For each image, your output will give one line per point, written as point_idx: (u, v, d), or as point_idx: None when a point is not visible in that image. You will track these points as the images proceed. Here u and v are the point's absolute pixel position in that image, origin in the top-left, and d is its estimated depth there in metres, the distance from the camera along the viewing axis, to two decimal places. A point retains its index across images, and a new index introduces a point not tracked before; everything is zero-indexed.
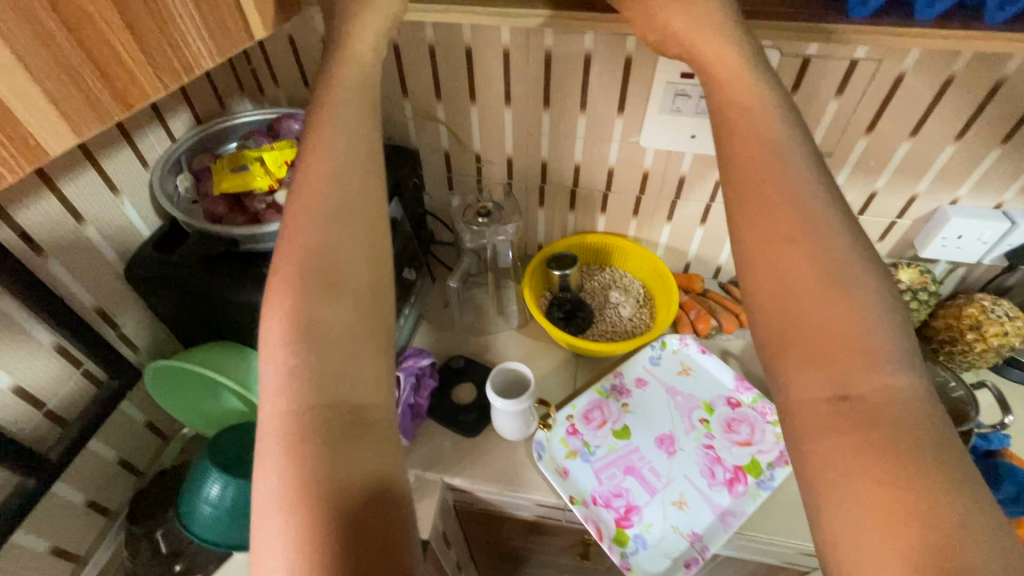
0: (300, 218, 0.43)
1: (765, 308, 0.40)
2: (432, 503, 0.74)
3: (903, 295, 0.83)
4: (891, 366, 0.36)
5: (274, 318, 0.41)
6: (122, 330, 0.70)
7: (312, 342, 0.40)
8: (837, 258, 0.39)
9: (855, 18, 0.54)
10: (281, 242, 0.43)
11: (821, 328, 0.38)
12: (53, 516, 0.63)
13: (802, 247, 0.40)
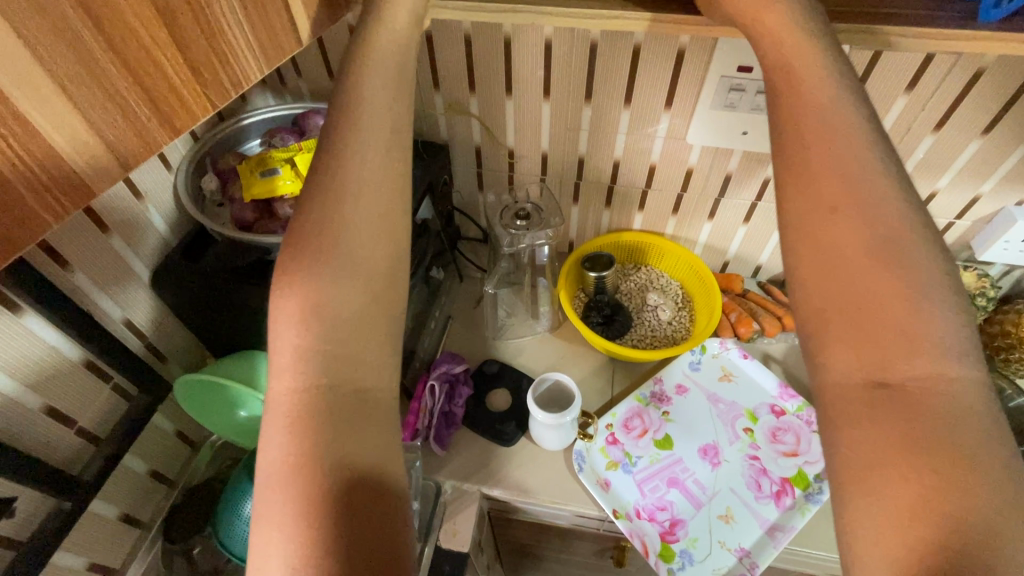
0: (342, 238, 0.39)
1: None
2: (470, 516, 0.72)
3: None
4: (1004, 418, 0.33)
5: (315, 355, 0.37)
6: (150, 342, 0.67)
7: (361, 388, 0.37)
8: (951, 290, 0.36)
9: (978, 24, 0.48)
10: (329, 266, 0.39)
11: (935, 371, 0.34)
12: (87, 533, 0.62)
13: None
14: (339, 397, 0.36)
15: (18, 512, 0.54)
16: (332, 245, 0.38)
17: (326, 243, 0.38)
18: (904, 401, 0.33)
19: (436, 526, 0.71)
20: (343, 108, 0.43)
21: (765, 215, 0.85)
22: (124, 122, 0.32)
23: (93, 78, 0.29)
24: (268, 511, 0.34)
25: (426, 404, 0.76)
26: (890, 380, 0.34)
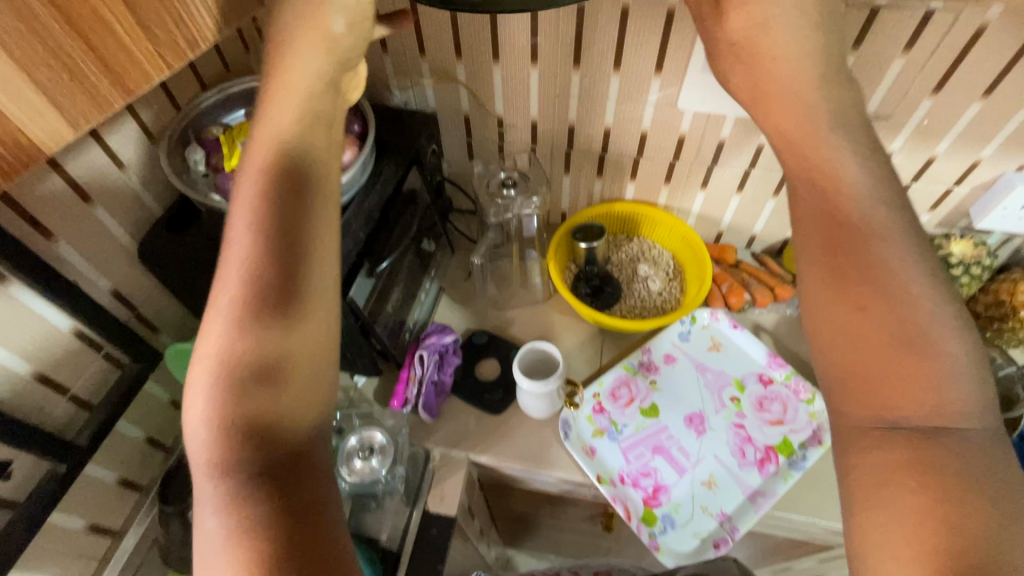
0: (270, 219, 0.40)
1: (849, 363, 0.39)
2: (459, 481, 0.73)
3: (954, 269, 0.78)
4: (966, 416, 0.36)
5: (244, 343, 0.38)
6: (139, 312, 0.68)
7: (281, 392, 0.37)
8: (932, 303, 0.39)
9: None
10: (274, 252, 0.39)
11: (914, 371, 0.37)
12: (85, 496, 0.63)
13: (884, 284, 0.39)
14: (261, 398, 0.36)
15: (15, 475, 0.56)
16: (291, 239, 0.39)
17: None
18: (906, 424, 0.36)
19: (425, 490, 0.73)
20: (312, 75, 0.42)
21: (759, 183, 0.83)
22: (68, 77, 0.32)
23: (9, 3, 0.28)
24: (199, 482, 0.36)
25: (416, 373, 0.77)
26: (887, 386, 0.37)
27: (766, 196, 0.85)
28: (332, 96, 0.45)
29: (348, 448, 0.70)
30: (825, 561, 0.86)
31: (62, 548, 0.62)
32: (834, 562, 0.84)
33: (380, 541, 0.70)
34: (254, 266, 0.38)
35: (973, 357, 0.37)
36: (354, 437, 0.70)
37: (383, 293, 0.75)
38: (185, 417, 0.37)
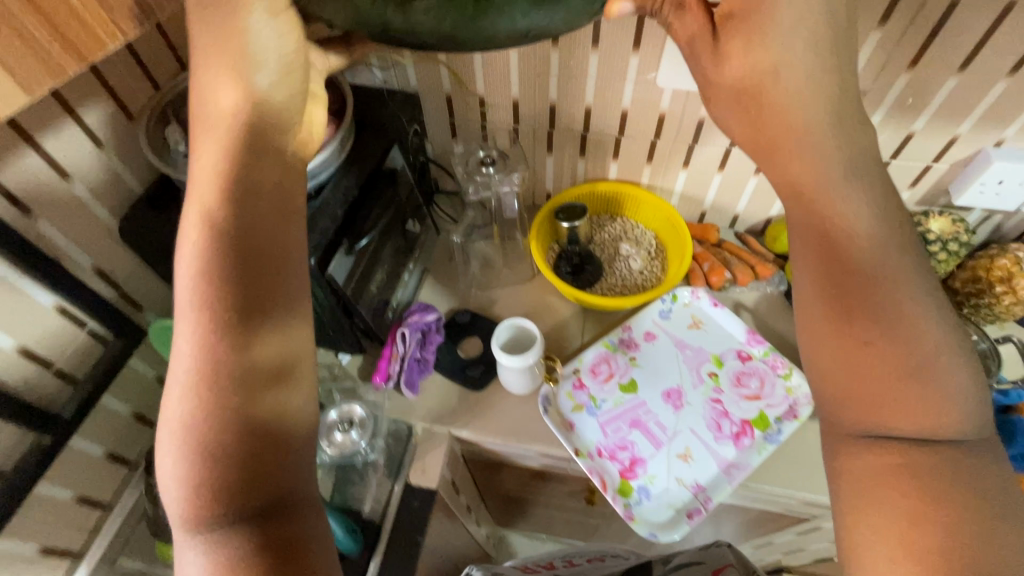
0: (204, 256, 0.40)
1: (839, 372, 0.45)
2: (440, 455, 0.75)
3: (932, 245, 0.78)
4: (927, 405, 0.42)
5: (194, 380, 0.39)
6: (122, 289, 0.69)
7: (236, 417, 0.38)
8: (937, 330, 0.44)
9: None
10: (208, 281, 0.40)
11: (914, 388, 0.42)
12: (72, 469, 0.65)
13: (879, 303, 0.44)
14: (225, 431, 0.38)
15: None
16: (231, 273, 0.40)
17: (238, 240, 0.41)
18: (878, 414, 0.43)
19: (406, 463, 0.75)
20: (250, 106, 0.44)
21: (739, 162, 0.83)
22: (18, 39, 0.33)
23: None
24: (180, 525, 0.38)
25: (399, 350, 0.78)
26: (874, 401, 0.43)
27: (747, 175, 0.85)
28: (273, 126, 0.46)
29: (329, 420, 0.72)
30: (804, 534, 0.88)
31: (52, 518, 0.63)
32: (812, 534, 0.86)
33: (362, 512, 0.72)
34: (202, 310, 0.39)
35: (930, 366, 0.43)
36: (334, 411, 0.72)
37: (366, 272, 0.75)
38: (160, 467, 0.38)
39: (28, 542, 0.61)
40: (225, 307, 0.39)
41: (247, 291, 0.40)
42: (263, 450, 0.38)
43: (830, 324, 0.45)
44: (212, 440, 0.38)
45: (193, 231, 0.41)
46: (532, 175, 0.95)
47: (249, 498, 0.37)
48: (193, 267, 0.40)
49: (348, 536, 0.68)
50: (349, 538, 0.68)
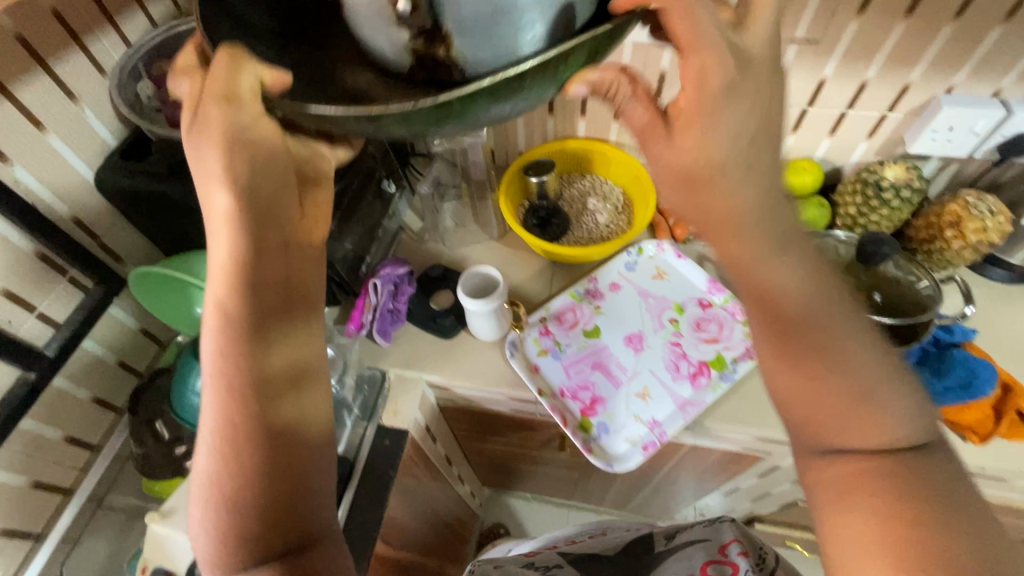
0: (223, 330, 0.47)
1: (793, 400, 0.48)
2: (411, 398, 0.79)
3: (886, 192, 0.80)
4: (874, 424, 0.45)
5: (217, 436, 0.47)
6: (101, 241, 0.72)
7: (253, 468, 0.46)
8: (880, 366, 0.46)
9: None
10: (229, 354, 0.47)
11: (853, 414, 0.45)
12: (57, 408, 0.68)
13: (820, 337, 0.46)
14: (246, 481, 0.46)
15: None
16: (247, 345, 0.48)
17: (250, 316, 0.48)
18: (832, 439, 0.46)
19: (380, 406, 0.79)
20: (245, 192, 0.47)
21: None
22: None
23: None
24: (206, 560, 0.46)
25: (371, 300, 0.80)
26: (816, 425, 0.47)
27: None
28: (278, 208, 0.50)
29: None
30: (766, 475, 0.93)
31: (41, 454, 0.67)
32: (772, 474, 0.90)
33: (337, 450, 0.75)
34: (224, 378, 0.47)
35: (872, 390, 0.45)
36: None
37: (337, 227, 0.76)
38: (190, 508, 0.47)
39: (20, 474, 0.65)
40: (245, 372, 0.47)
41: (263, 351, 0.48)
42: (284, 502, 0.47)
43: (781, 357, 0.48)
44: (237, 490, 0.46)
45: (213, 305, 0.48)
46: (504, 135, 0.97)
47: (270, 538, 0.46)
48: (213, 348, 0.47)
49: None
50: None
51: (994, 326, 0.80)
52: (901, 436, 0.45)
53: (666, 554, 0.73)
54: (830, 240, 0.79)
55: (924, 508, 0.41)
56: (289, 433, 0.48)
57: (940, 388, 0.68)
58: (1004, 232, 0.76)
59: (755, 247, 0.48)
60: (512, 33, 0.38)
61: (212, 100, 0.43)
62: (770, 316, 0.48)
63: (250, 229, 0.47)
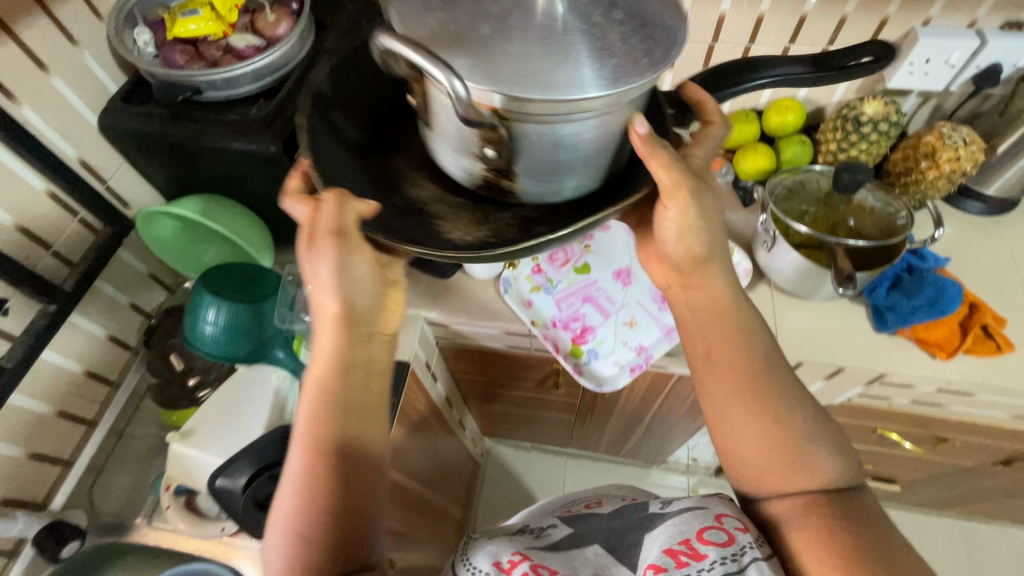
0: (314, 382, 0.50)
1: (734, 428, 0.53)
2: (410, 333, 0.83)
3: (864, 127, 0.83)
4: (809, 452, 0.51)
5: (291, 479, 0.49)
6: (108, 185, 0.75)
7: (321, 514, 0.47)
8: (806, 409, 0.52)
9: None
10: (313, 405, 0.49)
11: (791, 461, 0.51)
12: (75, 344, 0.72)
13: (751, 378, 0.53)
14: (314, 523, 0.47)
15: (11, 312, 0.64)
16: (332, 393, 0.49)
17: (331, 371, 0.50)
18: (772, 466, 0.51)
19: None
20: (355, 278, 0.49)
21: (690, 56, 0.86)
22: None
23: None
24: None
25: None
26: (756, 459, 0.52)
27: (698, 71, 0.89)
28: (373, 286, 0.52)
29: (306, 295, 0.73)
30: None
31: (63, 385, 0.71)
32: None
33: None
34: (310, 426, 0.49)
35: (799, 425, 0.51)
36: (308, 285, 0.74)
37: None
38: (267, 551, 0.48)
39: (46, 404, 0.69)
40: (326, 423, 0.49)
41: (343, 401, 0.50)
42: (342, 562, 0.47)
43: (730, 394, 0.53)
44: (307, 534, 0.47)
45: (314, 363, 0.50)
46: None
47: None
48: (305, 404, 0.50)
49: None
50: None
51: (967, 253, 0.83)
52: (830, 477, 0.51)
53: (655, 523, 0.58)
54: (812, 174, 0.82)
55: (854, 537, 0.47)
56: (352, 498, 0.49)
57: (911, 308, 0.72)
58: (976, 161, 0.79)
59: (725, 308, 0.55)
60: (567, 186, 0.45)
61: (325, 237, 0.46)
62: (717, 375, 0.54)
63: (346, 317, 0.50)
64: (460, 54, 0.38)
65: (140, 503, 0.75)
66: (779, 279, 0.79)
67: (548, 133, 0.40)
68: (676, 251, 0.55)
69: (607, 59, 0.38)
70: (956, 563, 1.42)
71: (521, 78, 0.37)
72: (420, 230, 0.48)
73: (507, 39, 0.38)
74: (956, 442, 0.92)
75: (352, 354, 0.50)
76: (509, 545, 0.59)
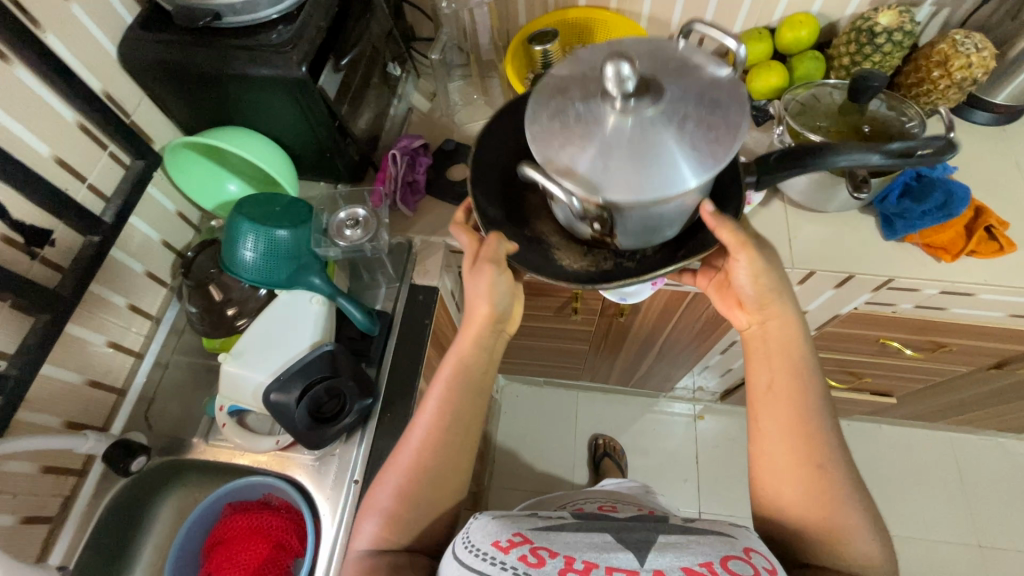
0: (452, 362, 0.66)
1: (780, 458, 0.63)
2: (437, 260, 0.85)
3: (878, 37, 0.83)
4: (836, 496, 0.60)
5: (414, 430, 0.65)
6: (134, 119, 0.75)
7: (426, 459, 0.63)
8: (840, 456, 0.62)
9: None
10: (446, 380, 0.65)
11: (823, 503, 0.60)
12: (118, 277, 0.75)
13: (798, 418, 0.63)
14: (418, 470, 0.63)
15: (58, 243, 0.67)
16: (462, 371, 0.66)
17: (464, 353, 0.66)
18: (805, 502, 0.61)
19: (410, 268, 0.84)
20: (495, 298, 0.64)
21: None
22: None
23: None
24: (366, 514, 0.63)
25: (391, 172, 0.86)
26: (793, 488, 0.62)
27: None
28: (507, 311, 0.67)
29: (338, 220, 0.77)
30: None
31: (110, 316, 0.74)
32: None
33: (375, 307, 0.82)
34: (444, 390, 0.65)
35: (835, 470, 0.61)
36: (341, 212, 0.77)
37: (353, 102, 0.82)
38: (379, 478, 0.64)
39: (97, 334, 0.73)
40: (457, 395, 0.65)
41: (472, 385, 0.66)
42: (425, 503, 0.62)
43: (784, 428, 0.64)
44: (411, 474, 0.62)
45: (459, 348, 0.66)
46: (503, 6, 0.98)
47: (415, 510, 0.62)
48: (444, 378, 0.66)
49: (366, 317, 0.76)
50: (367, 319, 0.77)
51: (974, 164, 0.86)
52: (850, 522, 0.60)
53: (671, 532, 0.57)
54: (825, 88, 0.83)
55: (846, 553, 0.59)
56: (442, 480, 0.63)
57: (920, 213, 0.75)
58: (987, 68, 0.79)
59: (782, 346, 0.66)
60: (657, 233, 0.56)
61: (485, 262, 0.60)
62: (773, 405, 0.65)
63: (490, 325, 0.66)
64: (574, 173, 0.47)
65: (192, 426, 0.79)
66: (792, 191, 0.81)
67: (641, 213, 0.49)
68: (752, 302, 0.67)
69: (685, 167, 0.45)
70: (943, 471, 1.53)
71: (617, 190, 0.45)
72: (544, 260, 0.60)
73: (608, 162, 0.46)
74: (953, 347, 0.97)
75: (484, 352, 0.67)
76: (514, 524, 0.57)
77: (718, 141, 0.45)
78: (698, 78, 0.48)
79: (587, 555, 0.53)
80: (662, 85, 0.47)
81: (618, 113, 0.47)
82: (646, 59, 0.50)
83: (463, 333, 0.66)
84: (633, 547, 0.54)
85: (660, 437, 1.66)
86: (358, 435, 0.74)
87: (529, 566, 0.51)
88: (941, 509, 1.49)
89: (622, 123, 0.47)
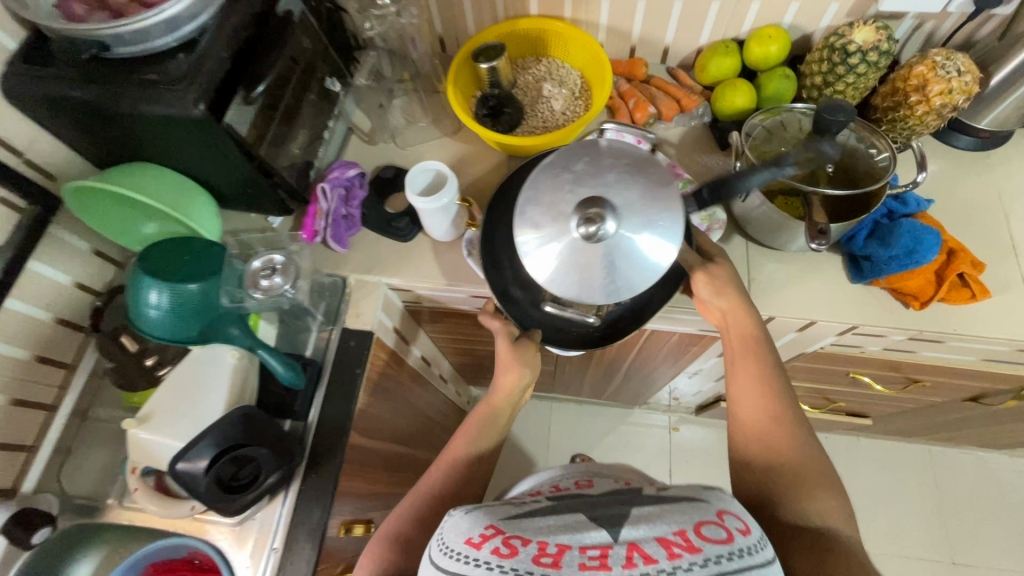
0: (484, 406, 0.72)
1: (757, 432, 0.63)
2: (373, 301, 0.79)
3: (851, 56, 0.75)
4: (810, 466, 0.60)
5: (439, 464, 0.68)
6: (28, 158, 0.69)
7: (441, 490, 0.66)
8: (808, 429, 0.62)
9: None
10: (474, 421, 0.71)
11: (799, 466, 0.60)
12: (20, 331, 0.70)
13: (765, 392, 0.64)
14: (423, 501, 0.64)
15: None
16: (492, 412, 0.71)
17: (491, 403, 0.71)
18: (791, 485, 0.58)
19: (343, 309, 0.79)
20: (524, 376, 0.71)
21: None
22: None
23: None
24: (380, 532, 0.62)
25: (322, 207, 0.79)
26: (778, 470, 0.60)
27: None
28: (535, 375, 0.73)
29: (252, 269, 0.70)
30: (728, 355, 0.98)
31: (13, 373, 0.69)
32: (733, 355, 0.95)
33: (304, 354, 0.77)
34: (476, 430, 0.70)
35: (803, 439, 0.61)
36: (255, 259, 0.71)
37: (279, 132, 0.75)
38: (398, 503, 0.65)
39: None
40: (486, 437, 0.70)
41: (497, 433, 0.71)
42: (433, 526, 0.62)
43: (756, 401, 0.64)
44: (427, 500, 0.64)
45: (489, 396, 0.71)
46: (449, 16, 0.90)
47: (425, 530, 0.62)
48: (477, 413, 0.72)
49: (289, 371, 0.71)
50: (291, 374, 0.71)
51: (953, 196, 0.79)
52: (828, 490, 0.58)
53: (643, 502, 0.49)
54: (794, 114, 0.76)
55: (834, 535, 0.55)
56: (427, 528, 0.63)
57: (886, 257, 0.69)
58: (969, 94, 0.72)
59: (742, 331, 0.67)
60: None
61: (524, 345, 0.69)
62: (745, 386, 0.65)
63: (516, 387, 0.71)
64: (580, 291, 0.56)
65: (112, 484, 0.74)
66: (752, 228, 0.75)
67: None
68: (711, 306, 0.69)
69: (650, 256, 0.54)
70: (922, 486, 1.50)
71: (614, 292, 0.56)
72: (559, 319, 0.69)
73: (597, 274, 0.55)
74: (927, 383, 0.92)
75: (508, 406, 0.71)
76: (486, 515, 0.48)
77: (668, 228, 0.54)
78: (639, 178, 0.55)
79: (558, 537, 0.45)
80: (604, 196, 0.54)
81: (586, 237, 0.54)
82: (596, 174, 0.56)
83: (491, 394, 0.71)
84: (606, 522, 0.46)
85: (635, 449, 1.63)
86: (282, 494, 0.70)
87: (501, 558, 0.43)
88: (918, 524, 1.46)
89: (592, 242, 0.54)
